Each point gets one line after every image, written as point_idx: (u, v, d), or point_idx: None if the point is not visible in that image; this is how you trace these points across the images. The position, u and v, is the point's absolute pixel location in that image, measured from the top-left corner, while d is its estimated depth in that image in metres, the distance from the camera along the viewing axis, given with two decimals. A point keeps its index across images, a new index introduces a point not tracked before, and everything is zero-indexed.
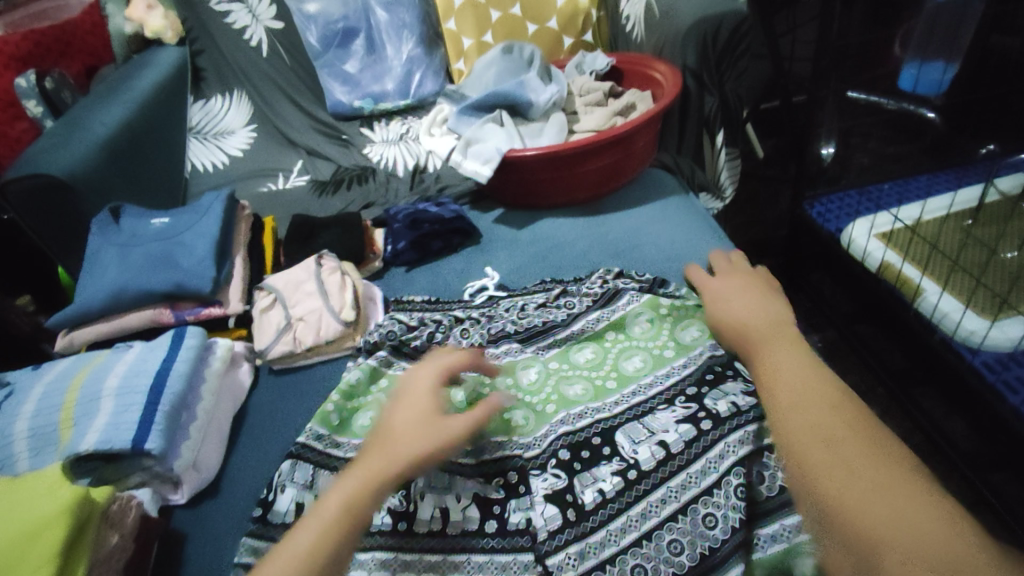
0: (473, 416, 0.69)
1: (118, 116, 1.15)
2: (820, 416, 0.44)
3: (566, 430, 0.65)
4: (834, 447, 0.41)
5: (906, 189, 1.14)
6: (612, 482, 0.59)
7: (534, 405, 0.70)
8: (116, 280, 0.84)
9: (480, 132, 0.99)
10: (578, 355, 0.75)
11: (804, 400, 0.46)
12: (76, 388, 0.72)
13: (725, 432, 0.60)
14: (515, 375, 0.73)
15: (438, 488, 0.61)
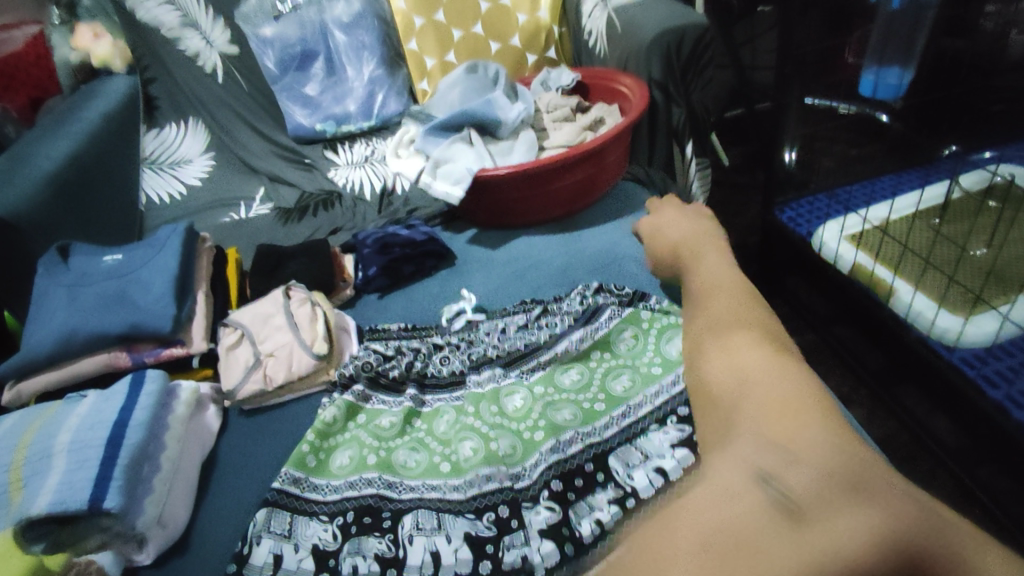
0: (458, 450, 0.66)
1: (66, 149, 1.09)
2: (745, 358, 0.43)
3: (557, 459, 0.63)
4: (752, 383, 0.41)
5: (872, 190, 1.16)
6: (610, 512, 0.58)
7: (522, 433, 0.67)
8: (66, 325, 0.79)
9: (449, 152, 0.97)
10: (563, 378, 0.72)
11: (744, 346, 0.44)
12: (25, 447, 0.66)
13: None
14: (500, 403, 0.70)
15: (427, 530, 0.59)
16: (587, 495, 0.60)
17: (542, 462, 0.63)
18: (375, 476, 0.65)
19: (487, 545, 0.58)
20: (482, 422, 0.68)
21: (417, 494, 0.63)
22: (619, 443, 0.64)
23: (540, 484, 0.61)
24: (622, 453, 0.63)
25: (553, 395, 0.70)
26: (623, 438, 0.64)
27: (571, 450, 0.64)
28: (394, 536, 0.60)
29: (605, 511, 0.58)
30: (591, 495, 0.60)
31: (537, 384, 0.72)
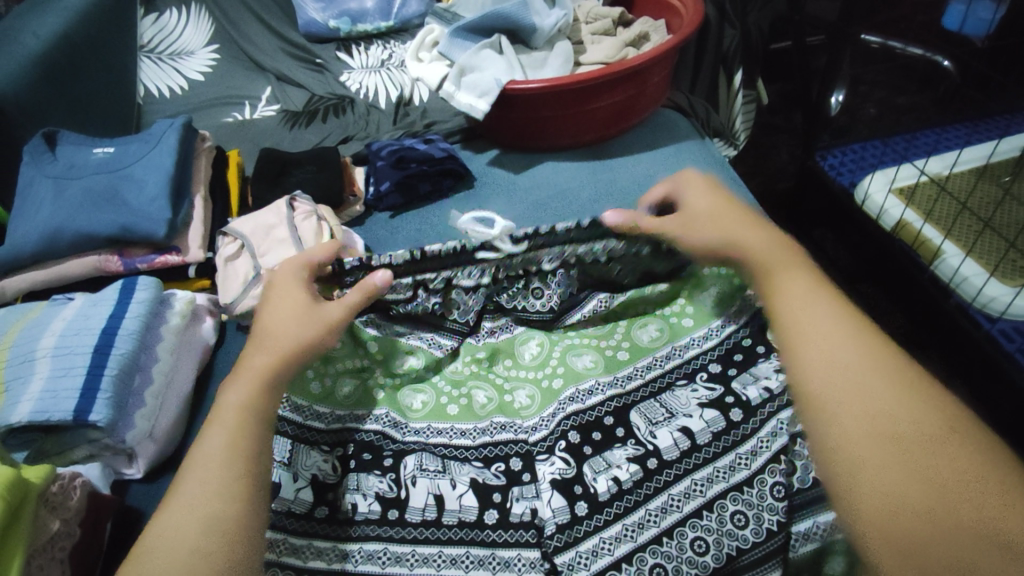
0: (472, 397, 0.63)
1: (53, 26, 0.99)
2: (878, 391, 0.41)
3: (575, 410, 0.60)
4: (875, 409, 0.41)
5: (939, 139, 1.06)
6: (629, 470, 0.55)
7: (539, 381, 0.64)
8: (52, 221, 0.73)
9: (475, 59, 0.86)
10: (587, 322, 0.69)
11: (858, 375, 0.42)
12: (6, 348, 0.62)
13: (758, 423, 0.56)
14: (514, 352, 0.67)
15: (432, 472, 0.56)
16: (605, 449, 0.57)
17: (562, 413, 0.60)
18: (380, 411, 0.62)
19: (494, 494, 0.55)
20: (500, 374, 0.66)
21: (422, 437, 0.60)
22: (643, 399, 0.60)
23: (556, 435, 0.59)
24: (645, 408, 0.60)
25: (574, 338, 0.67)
26: (645, 393, 0.61)
27: (591, 403, 0.60)
28: (396, 476, 0.56)
29: (623, 467, 0.55)
30: (608, 451, 0.57)
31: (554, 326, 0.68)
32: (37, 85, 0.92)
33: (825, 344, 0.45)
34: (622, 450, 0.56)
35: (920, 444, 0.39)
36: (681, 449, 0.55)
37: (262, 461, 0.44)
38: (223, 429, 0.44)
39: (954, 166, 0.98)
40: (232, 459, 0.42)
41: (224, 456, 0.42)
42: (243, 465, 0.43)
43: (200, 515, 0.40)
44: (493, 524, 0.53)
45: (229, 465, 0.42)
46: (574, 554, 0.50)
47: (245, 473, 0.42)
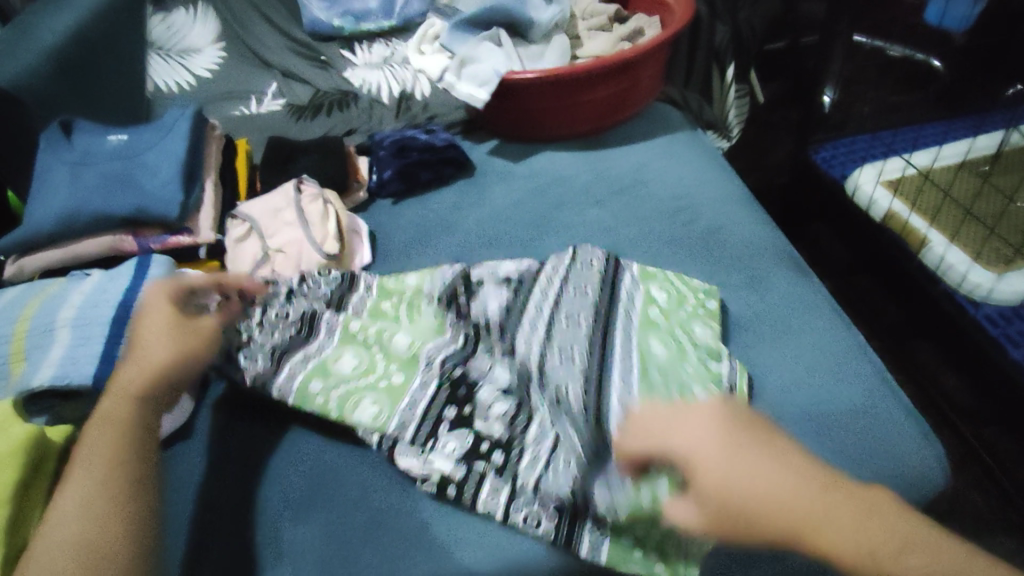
0: (337, 364, 0.63)
1: (67, 22, 1.03)
2: (839, 523, 0.38)
3: (432, 365, 0.62)
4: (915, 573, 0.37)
5: (920, 134, 1.10)
6: (501, 407, 0.58)
7: (378, 384, 0.61)
8: (70, 201, 0.76)
9: (476, 52, 0.90)
10: (392, 344, 0.64)
11: (811, 514, 0.38)
12: (27, 319, 0.64)
13: (535, 393, 0.59)
14: (373, 348, 0.64)
15: (424, 450, 0.57)
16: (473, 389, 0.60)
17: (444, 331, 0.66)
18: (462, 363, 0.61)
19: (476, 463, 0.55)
20: (328, 392, 0.61)
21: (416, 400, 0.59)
22: (616, 275, 0.69)
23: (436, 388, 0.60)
24: (579, 271, 0.69)
25: (369, 334, 0.65)
26: (615, 264, 0.70)
27: (480, 297, 0.68)
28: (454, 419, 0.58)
29: (499, 405, 0.58)
30: (476, 395, 0.59)
31: (347, 322, 0.66)
32: (51, 78, 0.96)
33: (833, 536, 0.38)
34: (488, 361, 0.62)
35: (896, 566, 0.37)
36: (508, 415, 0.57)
37: (149, 456, 0.48)
38: (94, 450, 0.47)
39: (937, 159, 1.02)
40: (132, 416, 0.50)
41: (116, 448, 0.47)
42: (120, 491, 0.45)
43: (81, 529, 0.42)
44: (415, 430, 0.58)
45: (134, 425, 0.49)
46: (562, 461, 0.54)
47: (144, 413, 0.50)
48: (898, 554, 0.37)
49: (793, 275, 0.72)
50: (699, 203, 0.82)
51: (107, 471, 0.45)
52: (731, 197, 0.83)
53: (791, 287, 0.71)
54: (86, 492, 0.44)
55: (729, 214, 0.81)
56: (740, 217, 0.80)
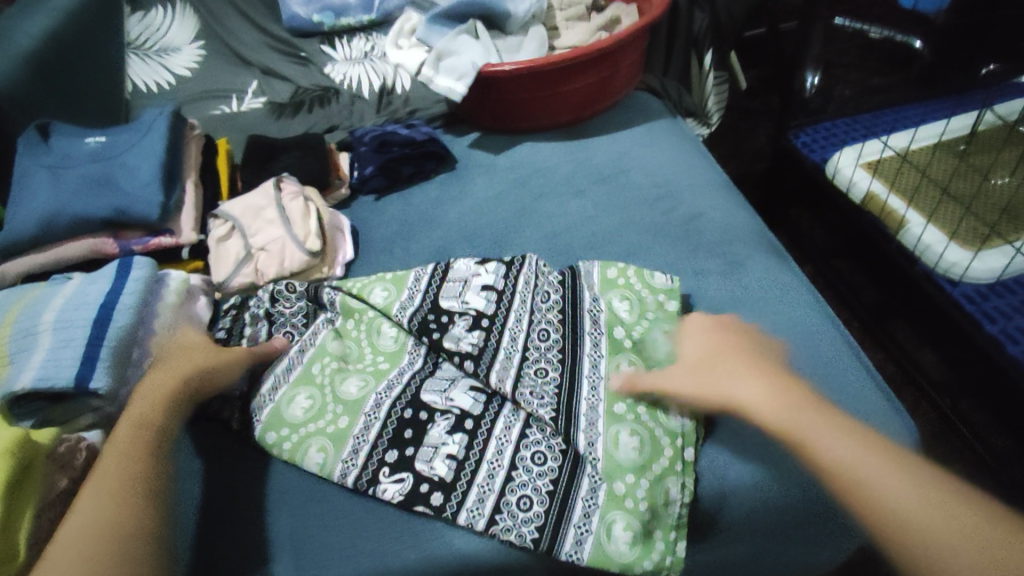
0: (292, 404, 0.63)
1: (42, 23, 1.02)
2: (834, 435, 0.47)
3: (387, 401, 0.62)
4: (892, 495, 0.43)
5: (899, 116, 1.11)
6: (456, 442, 0.58)
7: (326, 429, 0.61)
8: (50, 204, 0.76)
9: (453, 44, 0.90)
10: (347, 382, 0.64)
11: (814, 421, 0.49)
12: (10, 324, 0.64)
13: (501, 415, 0.59)
14: (332, 387, 0.64)
15: (391, 476, 0.57)
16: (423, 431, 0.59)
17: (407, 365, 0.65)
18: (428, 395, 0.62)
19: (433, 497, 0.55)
20: (291, 432, 0.61)
21: (367, 441, 0.59)
22: (576, 291, 0.68)
23: (388, 424, 0.60)
24: (543, 290, 0.68)
25: (334, 367, 0.66)
26: (574, 277, 0.69)
27: (452, 330, 0.66)
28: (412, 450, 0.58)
29: (448, 444, 0.58)
30: (427, 434, 0.59)
31: (311, 363, 0.66)
32: (26, 81, 0.95)
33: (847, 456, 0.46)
34: (445, 393, 0.61)
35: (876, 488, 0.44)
36: (463, 450, 0.57)
37: (161, 471, 0.50)
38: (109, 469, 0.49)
39: (914, 141, 1.03)
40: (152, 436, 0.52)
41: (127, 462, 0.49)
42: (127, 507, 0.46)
43: (94, 539, 0.44)
44: (363, 476, 0.58)
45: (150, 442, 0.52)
46: (531, 488, 0.55)
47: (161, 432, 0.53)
48: (889, 477, 0.44)
49: (769, 260, 0.73)
50: (678, 190, 0.83)
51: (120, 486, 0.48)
52: (709, 183, 0.84)
53: (768, 271, 0.72)
54: (113, 506, 0.46)
55: (707, 201, 0.82)
56: (718, 203, 0.81)
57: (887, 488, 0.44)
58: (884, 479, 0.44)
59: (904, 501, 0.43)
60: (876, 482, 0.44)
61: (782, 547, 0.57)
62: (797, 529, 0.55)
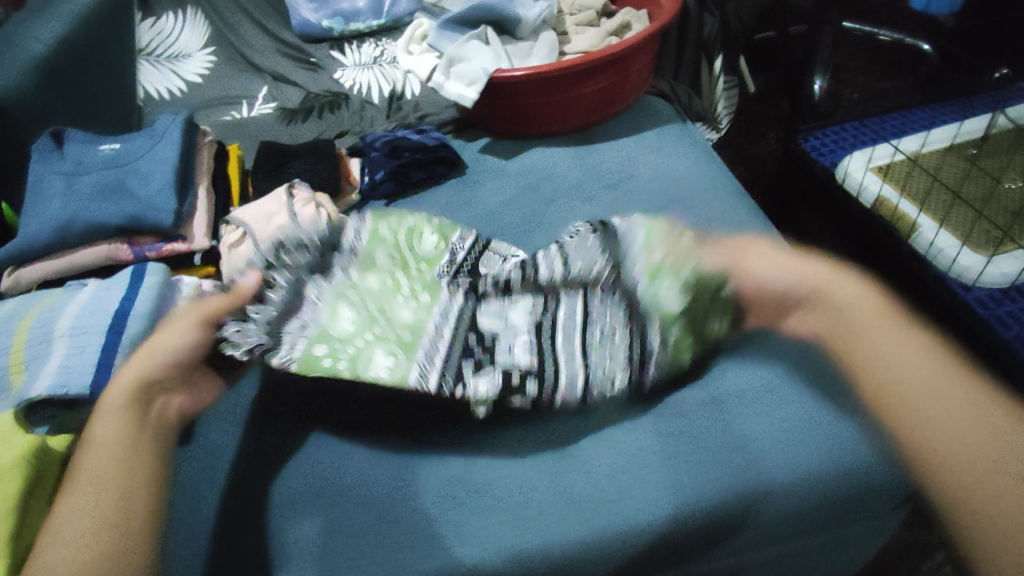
0: (336, 323, 0.63)
1: (56, 30, 1.03)
2: (921, 377, 0.51)
3: (453, 317, 0.65)
4: (956, 446, 0.48)
5: (908, 120, 1.11)
6: (525, 345, 0.61)
7: (388, 341, 0.62)
8: (65, 211, 0.77)
9: (464, 50, 0.90)
10: (397, 313, 0.66)
11: (905, 359, 0.53)
12: (25, 330, 0.65)
13: (547, 296, 0.66)
14: (387, 315, 0.66)
15: (473, 376, 0.59)
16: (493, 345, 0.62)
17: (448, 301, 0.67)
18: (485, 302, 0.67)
19: (513, 389, 0.58)
20: (334, 357, 0.59)
21: (438, 355, 0.60)
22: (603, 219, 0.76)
23: (460, 338, 0.63)
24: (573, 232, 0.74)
25: (371, 296, 0.67)
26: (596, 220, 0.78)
27: (495, 270, 0.71)
28: (486, 352, 0.62)
29: (518, 345, 0.61)
30: (495, 354, 0.61)
31: (343, 298, 0.67)
32: (40, 87, 0.96)
33: (919, 397, 0.51)
34: (502, 319, 0.65)
35: (943, 431, 0.49)
36: (532, 347, 0.61)
37: (153, 468, 0.49)
38: (94, 469, 0.48)
39: (926, 144, 1.03)
40: (131, 433, 0.51)
41: (120, 459, 0.48)
42: (121, 511, 0.45)
43: (80, 552, 0.43)
44: (441, 381, 0.58)
45: (133, 439, 0.50)
46: (609, 357, 0.60)
47: (136, 427, 0.52)
48: (961, 427, 0.48)
49: None
50: (690, 195, 0.83)
51: (104, 491, 0.46)
52: (722, 188, 0.84)
53: None
54: (96, 491, 0.46)
55: (720, 206, 0.81)
56: (730, 209, 0.81)
57: (966, 440, 0.48)
58: (954, 432, 0.48)
59: (959, 449, 0.47)
60: (940, 434, 0.49)
61: (795, 539, 0.58)
62: (820, 520, 0.56)
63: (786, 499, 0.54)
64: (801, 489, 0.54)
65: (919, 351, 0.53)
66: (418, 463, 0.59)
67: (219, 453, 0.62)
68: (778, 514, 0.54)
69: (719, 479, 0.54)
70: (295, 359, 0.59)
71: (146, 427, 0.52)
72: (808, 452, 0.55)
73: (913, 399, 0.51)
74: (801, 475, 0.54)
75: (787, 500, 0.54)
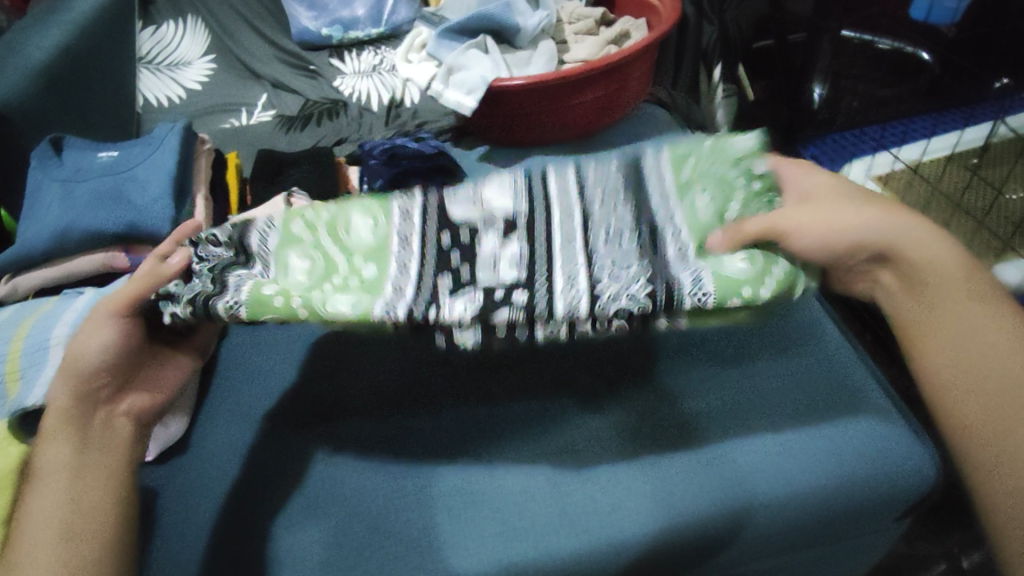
0: (287, 267, 0.54)
1: (56, 38, 1.03)
2: (966, 328, 0.50)
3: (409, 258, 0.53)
4: (985, 404, 0.48)
5: (909, 129, 1.12)
6: (512, 253, 0.53)
7: (347, 281, 0.52)
8: (62, 219, 0.76)
9: (463, 59, 0.90)
10: (354, 229, 0.56)
11: (941, 305, 0.51)
12: (21, 339, 0.64)
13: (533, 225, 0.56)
14: (344, 230, 0.56)
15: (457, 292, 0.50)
16: (473, 245, 0.54)
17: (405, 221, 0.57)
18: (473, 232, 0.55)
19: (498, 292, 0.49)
20: (288, 283, 0.51)
21: (398, 274, 0.52)
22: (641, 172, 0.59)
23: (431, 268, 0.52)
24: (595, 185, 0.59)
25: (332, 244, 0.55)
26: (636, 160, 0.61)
27: (484, 209, 0.57)
28: (470, 264, 0.53)
29: (505, 254, 0.53)
30: (478, 245, 0.54)
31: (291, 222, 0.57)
32: (39, 94, 0.96)
33: (959, 351, 0.50)
34: (495, 248, 0.54)
35: (995, 391, 0.48)
36: (520, 268, 0.52)
37: (116, 489, 0.48)
38: (46, 499, 0.46)
39: (926, 153, 1.04)
40: (74, 454, 0.48)
41: (74, 484, 0.46)
42: (85, 542, 0.44)
43: None
44: (416, 307, 0.49)
45: (78, 460, 0.48)
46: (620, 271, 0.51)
47: (82, 444, 0.49)
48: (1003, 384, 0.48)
49: None
50: None
51: (63, 525, 0.45)
52: None
53: None
54: (59, 526, 0.45)
55: None
56: None
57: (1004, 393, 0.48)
58: (991, 389, 0.48)
59: (991, 407, 0.47)
60: (976, 390, 0.48)
61: (791, 551, 0.58)
62: (812, 532, 0.56)
63: (781, 511, 0.54)
64: (798, 500, 0.54)
65: (965, 298, 0.51)
66: (414, 475, 0.58)
67: (216, 464, 0.61)
68: (773, 527, 0.54)
69: (710, 490, 0.54)
70: (242, 302, 0.48)
71: (94, 440, 0.49)
72: (798, 464, 0.55)
73: (952, 350, 0.50)
74: (796, 487, 0.54)
75: (782, 512, 0.54)
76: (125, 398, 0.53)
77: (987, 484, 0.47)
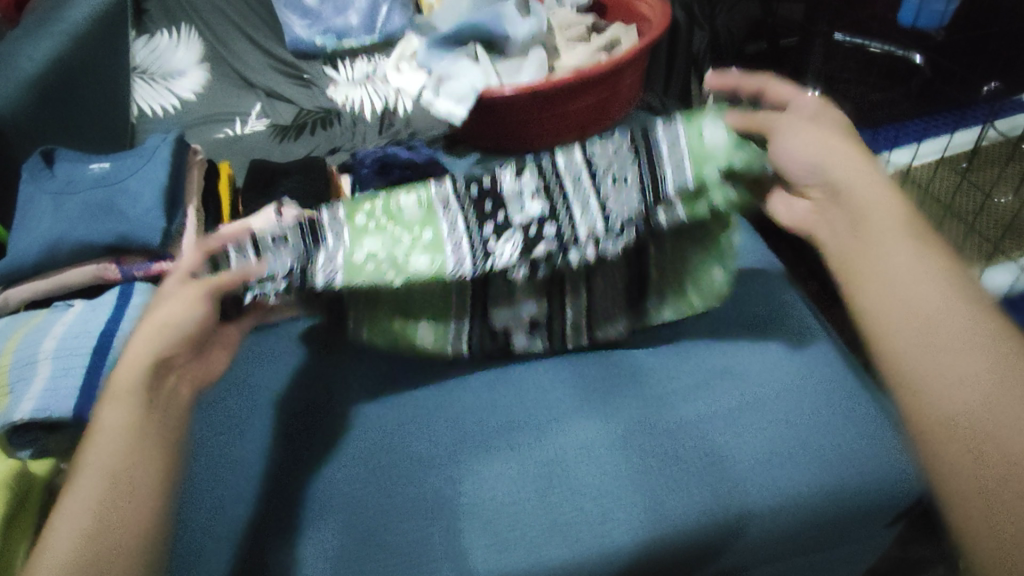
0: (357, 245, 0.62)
1: (50, 48, 1.03)
2: (907, 296, 0.43)
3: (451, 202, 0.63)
4: (938, 376, 0.40)
5: (901, 130, 1.08)
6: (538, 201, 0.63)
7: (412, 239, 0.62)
8: (54, 231, 0.76)
9: (453, 68, 0.90)
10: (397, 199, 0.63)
11: (884, 273, 0.45)
12: (9, 353, 0.64)
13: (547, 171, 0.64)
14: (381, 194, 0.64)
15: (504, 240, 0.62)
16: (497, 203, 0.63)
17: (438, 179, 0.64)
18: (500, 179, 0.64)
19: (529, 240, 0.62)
20: (370, 261, 0.61)
21: (455, 224, 0.62)
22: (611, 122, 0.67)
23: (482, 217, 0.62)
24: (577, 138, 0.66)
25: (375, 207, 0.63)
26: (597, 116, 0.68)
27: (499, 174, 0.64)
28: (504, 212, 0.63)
29: (533, 205, 0.63)
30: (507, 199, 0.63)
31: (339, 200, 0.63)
32: (32, 106, 0.96)
33: (899, 324, 0.43)
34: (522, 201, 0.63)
35: (937, 365, 0.40)
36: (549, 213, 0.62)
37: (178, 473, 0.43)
38: (99, 462, 0.41)
39: (916, 157, 1.01)
40: (147, 420, 0.43)
41: (130, 456, 0.41)
42: (123, 523, 0.39)
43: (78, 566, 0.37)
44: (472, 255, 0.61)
45: (149, 433, 0.43)
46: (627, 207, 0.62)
47: (159, 416, 0.44)
48: (950, 357, 0.40)
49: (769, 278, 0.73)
50: None
51: (108, 490, 0.40)
52: None
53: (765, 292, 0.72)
54: (97, 502, 0.39)
55: None
56: None
57: (953, 368, 0.40)
58: (941, 362, 0.40)
59: (948, 386, 0.39)
60: (930, 362, 0.41)
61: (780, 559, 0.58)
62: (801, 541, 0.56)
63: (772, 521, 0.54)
64: (787, 509, 0.54)
65: (915, 265, 0.44)
66: (406, 485, 0.58)
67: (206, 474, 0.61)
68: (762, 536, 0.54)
69: (700, 500, 0.54)
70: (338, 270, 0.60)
71: (170, 417, 0.45)
72: (788, 472, 0.55)
73: (891, 322, 0.43)
74: (787, 496, 0.54)
75: (772, 522, 0.54)
76: (184, 373, 0.49)
77: (947, 479, 0.38)
